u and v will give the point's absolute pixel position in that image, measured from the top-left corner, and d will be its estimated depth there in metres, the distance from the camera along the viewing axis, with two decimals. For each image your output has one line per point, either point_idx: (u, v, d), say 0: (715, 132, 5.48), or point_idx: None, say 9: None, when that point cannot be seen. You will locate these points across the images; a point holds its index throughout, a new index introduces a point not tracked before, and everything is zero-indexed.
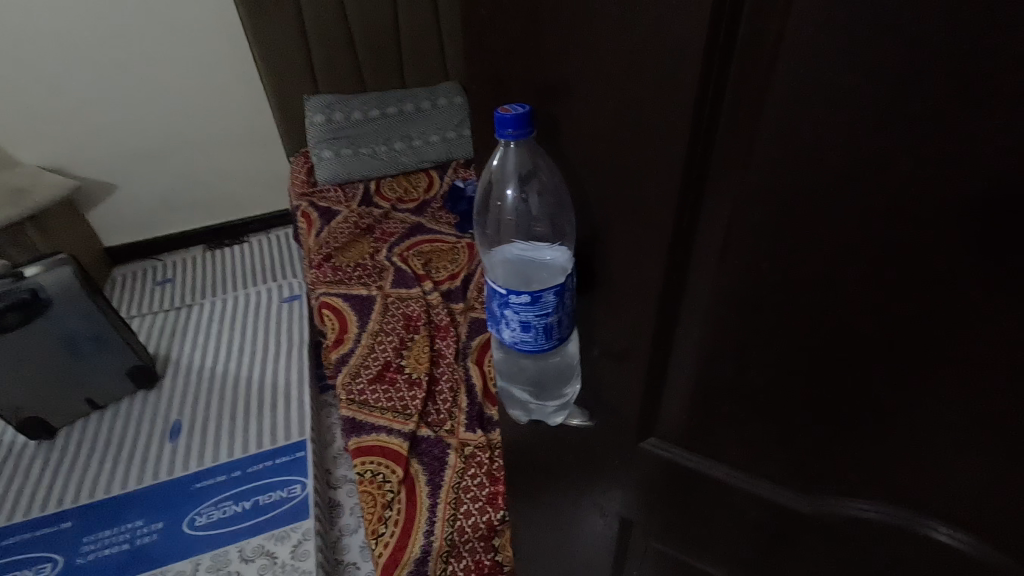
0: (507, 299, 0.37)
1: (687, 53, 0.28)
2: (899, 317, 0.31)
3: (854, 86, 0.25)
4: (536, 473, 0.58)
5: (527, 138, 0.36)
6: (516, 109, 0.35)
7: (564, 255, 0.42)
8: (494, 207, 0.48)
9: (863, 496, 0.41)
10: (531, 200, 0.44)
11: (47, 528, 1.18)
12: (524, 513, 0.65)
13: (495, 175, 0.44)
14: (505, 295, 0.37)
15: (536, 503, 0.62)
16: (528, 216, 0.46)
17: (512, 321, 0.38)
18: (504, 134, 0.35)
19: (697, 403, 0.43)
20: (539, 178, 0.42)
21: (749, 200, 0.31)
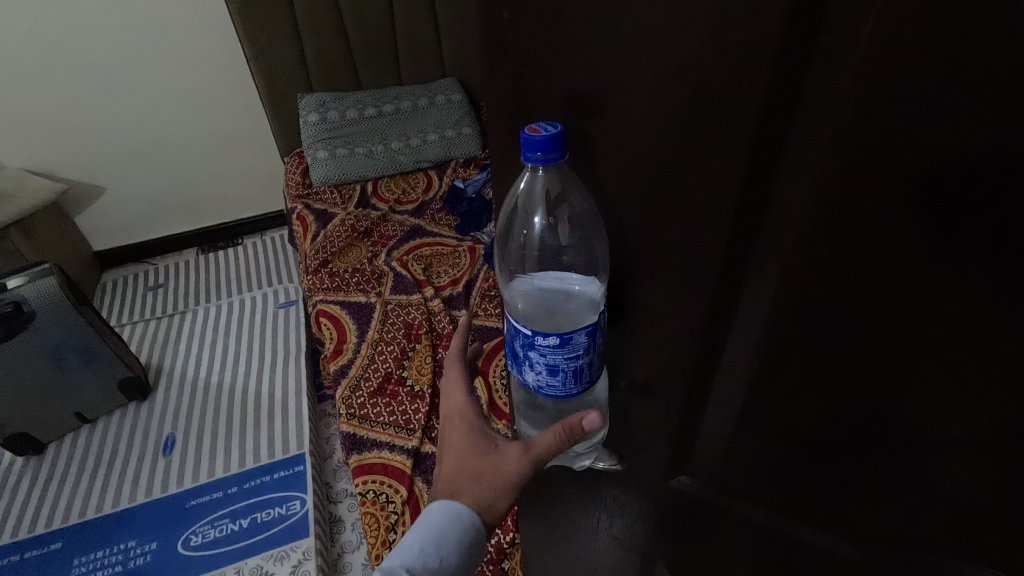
0: (533, 341, 0.36)
1: (750, 65, 0.24)
2: (986, 370, 0.27)
3: (960, 111, 0.21)
4: (553, 506, 0.55)
5: (558, 163, 0.31)
6: (547, 130, 0.30)
7: (596, 291, 0.39)
8: (518, 235, 0.44)
9: (919, 548, 0.37)
10: (560, 228, 0.41)
11: (37, 550, 1.14)
12: (536, 544, 0.61)
13: (521, 200, 0.41)
14: (530, 336, 0.36)
15: (550, 535, 0.58)
16: (556, 245, 0.43)
17: (538, 363, 0.37)
18: (531, 157, 0.31)
19: (735, 443, 0.39)
20: (570, 203, 0.38)
21: (813, 236, 0.27)
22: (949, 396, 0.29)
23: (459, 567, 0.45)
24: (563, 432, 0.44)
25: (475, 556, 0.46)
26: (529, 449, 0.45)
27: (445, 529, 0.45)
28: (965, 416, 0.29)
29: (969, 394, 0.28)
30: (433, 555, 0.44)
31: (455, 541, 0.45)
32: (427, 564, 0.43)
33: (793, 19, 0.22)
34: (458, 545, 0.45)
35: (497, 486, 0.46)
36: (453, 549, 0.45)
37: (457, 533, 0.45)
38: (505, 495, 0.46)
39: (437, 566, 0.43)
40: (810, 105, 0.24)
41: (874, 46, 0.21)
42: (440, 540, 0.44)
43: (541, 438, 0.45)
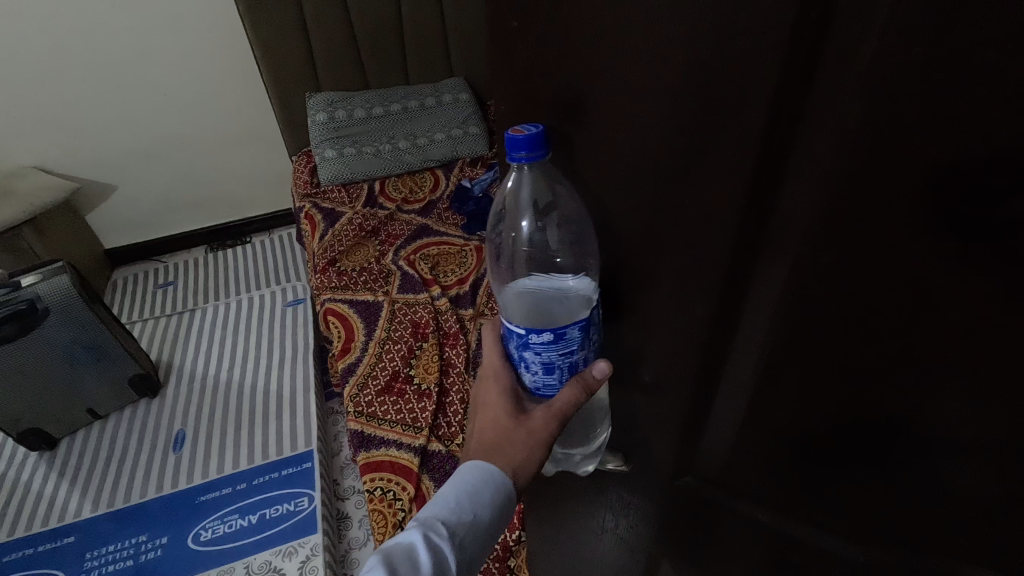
0: (527, 340, 0.38)
1: (757, 72, 0.24)
2: (992, 375, 0.27)
3: (966, 116, 0.21)
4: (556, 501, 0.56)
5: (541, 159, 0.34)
6: (529, 130, 0.33)
7: (585, 287, 0.40)
8: (507, 237, 0.46)
9: (927, 553, 0.37)
10: (547, 232, 0.42)
11: (49, 543, 1.16)
12: (540, 539, 0.62)
13: (509, 204, 0.43)
14: (524, 335, 0.38)
15: (553, 532, 0.59)
16: (545, 247, 0.44)
17: (536, 362, 0.39)
18: (514, 155, 0.33)
19: (740, 445, 0.39)
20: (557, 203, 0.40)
21: (820, 240, 0.27)
22: (954, 401, 0.29)
23: (493, 522, 0.45)
24: (582, 388, 0.40)
25: (510, 511, 0.47)
26: (554, 409, 0.42)
27: (480, 486, 0.45)
28: (970, 419, 0.29)
29: (973, 399, 0.28)
30: (468, 510, 0.44)
31: (488, 497, 0.45)
32: (462, 518, 0.44)
33: (798, 30, 0.23)
34: (493, 502, 0.45)
35: (527, 445, 0.45)
36: (488, 505, 0.45)
37: (491, 491, 0.45)
38: (535, 452, 0.46)
39: (471, 520, 0.44)
40: (815, 112, 0.24)
41: (879, 54, 0.21)
42: (474, 497, 0.45)
43: (562, 398, 0.41)
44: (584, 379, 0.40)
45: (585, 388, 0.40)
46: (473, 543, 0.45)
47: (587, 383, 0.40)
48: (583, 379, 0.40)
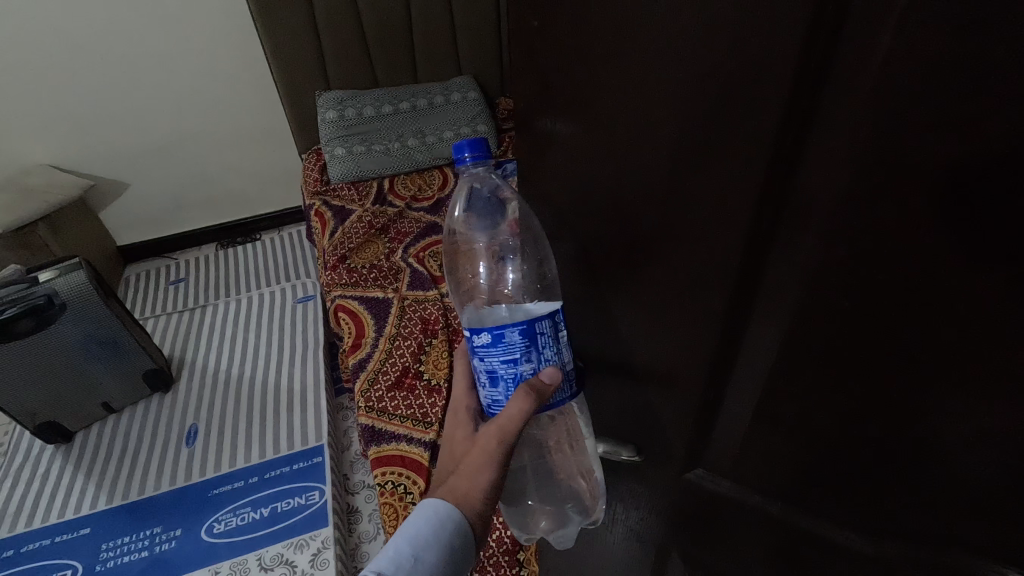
0: (474, 347, 0.42)
1: (773, 72, 0.25)
2: (1003, 368, 0.28)
3: (977, 113, 0.21)
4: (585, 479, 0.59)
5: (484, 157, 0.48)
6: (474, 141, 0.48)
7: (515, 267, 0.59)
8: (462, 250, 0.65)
9: (936, 545, 0.38)
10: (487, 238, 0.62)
11: (66, 534, 1.19)
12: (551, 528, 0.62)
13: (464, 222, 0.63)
14: (472, 342, 0.42)
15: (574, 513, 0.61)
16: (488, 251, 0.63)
17: (482, 369, 0.43)
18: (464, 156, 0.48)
19: (751, 438, 0.40)
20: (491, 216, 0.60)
21: (830, 235, 0.28)
22: (964, 394, 0.30)
23: (439, 563, 0.45)
24: (527, 399, 0.42)
25: (463, 547, 0.47)
26: (502, 425, 0.44)
27: (422, 528, 0.46)
28: (979, 411, 0.30)
29: (982, 391, 0.29)
30: (409, 554, 0.44)
31: (433, 537, 0.46)
32: (404, 564, 0.44)
33: (815, 30, 0.23)
34: (435, 541, 0.45)
35: (482, 464, 0.47)
36: (430, 545, 0.45)
37: (434, 531, 0.46)
38: (492, 471, 0.48)
39: (413, 563, 0.44)
40: (830, 111, 0.25)
41: (893, 51, 0.22)
42: (416, 538, 0.45)
43: (508, 411, 0.43)
44: (528, 388, 0.41)
45: (530, 399, 0.42)
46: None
47: (532, 393, 0.41)
48: (526, 388, 0.41)
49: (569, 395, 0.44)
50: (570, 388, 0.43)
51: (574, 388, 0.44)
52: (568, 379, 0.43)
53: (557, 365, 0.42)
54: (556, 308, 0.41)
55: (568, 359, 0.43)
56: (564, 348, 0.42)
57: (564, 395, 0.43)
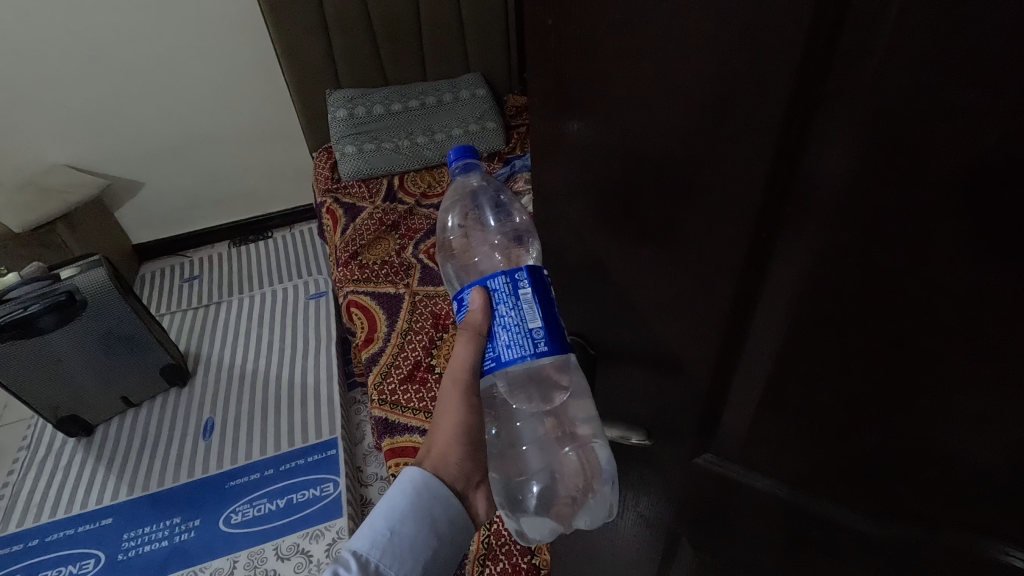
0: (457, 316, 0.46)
1: (778, 67, 0.26)
2: (1001, 349, 0.29)
3: (972, 102, 0.23)
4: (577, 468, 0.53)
5: (469, 151, 0.53)
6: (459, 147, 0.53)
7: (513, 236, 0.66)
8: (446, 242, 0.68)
9: (939, 525, 0.39)
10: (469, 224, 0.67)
11: (89, 524, 1.23)
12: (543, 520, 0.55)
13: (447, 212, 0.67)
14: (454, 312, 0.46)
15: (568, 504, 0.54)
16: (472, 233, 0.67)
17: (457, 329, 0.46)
18: (456, 158, 0.53)
19: (758, 423, 0.41)
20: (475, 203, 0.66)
21: (835, 224, 0.29)
22: (964, 377, 0.31)
23: (415, 534, 0.48)
24: (468, 334, 0.44)
25: (442, 512, 0.49)
26: (459, 362, 0.48)
27: (397, 501, 0.49)
28: (981, 393, 0.31)
29: (982, 373, 0.30)
30: (383, 528, 0.47)
31: (407, 509, 0.48)
32: (379, 539, 0.47)
33: (818, 27, 0.24)
34: (412, 514, 0.48)
35: (451, 406, 0.51)
36: (405, 518, 0.48)
37: (409, 503, 0.49)
38: (461, 413, 0.52)
39: (388, 537, 0.47)
40: (832, 103, 0.26)
41: (894, 43, 0.23)
42: (391, 513, 0.48)
43: (460, 347, 0.47)
44: (467, 324, 0.43)
45: (475, 335, 0.44)
46: (394, 562, 0.47)
47: (471, 328, 0.43)
48: (464, 323, 0.43)
49: (528, 353, 0.40)
50: (529, 343, 0.40)
51: (537, 347, 0.40)
52: (528, 335, 0.40)
53: (514, 317, 0.41)
54: (525, 267, 0.42)
55: (534, 317, 0.41)
56: (529, 306, 0.41)
57: (519, 351, 0.40)
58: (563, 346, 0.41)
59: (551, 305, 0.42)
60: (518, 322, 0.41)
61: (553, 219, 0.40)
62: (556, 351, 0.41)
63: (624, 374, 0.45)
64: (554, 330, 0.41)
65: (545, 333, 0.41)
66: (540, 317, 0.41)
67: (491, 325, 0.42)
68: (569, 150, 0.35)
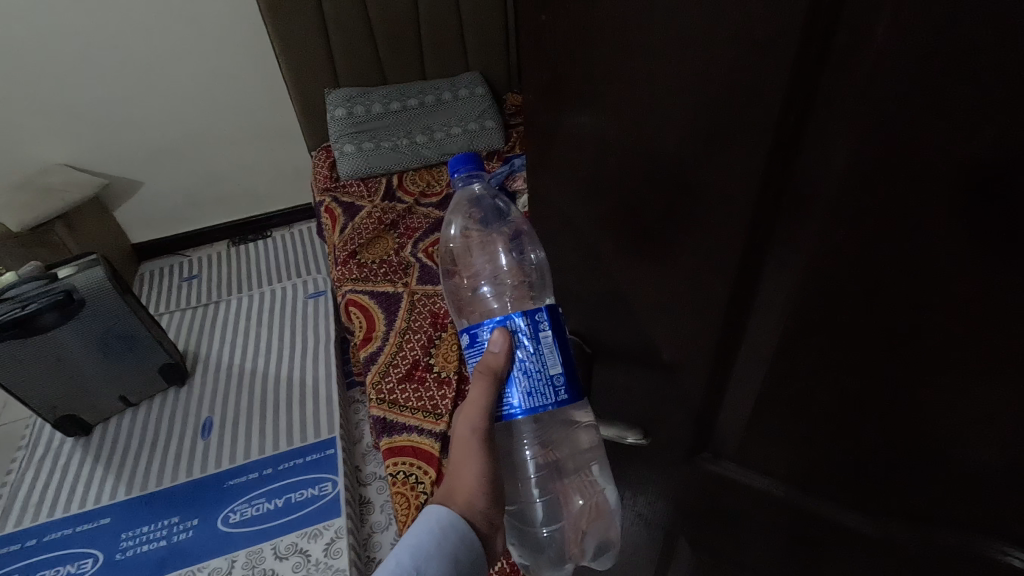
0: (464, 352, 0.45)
1: (774, 62, 0.25)
2: (999, 346, 0.28)
3: (970, 96, 0.22)
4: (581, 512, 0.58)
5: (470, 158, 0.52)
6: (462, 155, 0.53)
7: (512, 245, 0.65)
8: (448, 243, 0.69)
9: (938, 524, 0.38)
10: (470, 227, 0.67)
11: (87, 524, 1.23)
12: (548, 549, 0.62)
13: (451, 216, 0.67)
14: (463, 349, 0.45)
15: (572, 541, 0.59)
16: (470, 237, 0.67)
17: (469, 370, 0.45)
18: (457, 167, 0.52)
19: (755, 422, 0.41)
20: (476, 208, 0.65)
21: (830, 222, 0.29)
22: (961, 373, 0.30)
23: (442, 574, 0.45)
24: (486, 376, 0.43)
25: (468, 556, 0.47)
26: (476, 404, 0.46)
27: (423, 539, 0.46)
28: (978, 392, 0.30)
29: (981, 370, 0.30)
30: (410, 567, 0.44)
31: (437, 551, 0.46)
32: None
33: (815, 20, 0.24)
34: (437, 552, 0.46)
35: (469, 452, 0.49)
36: (433, 557, 0.46)
37: (435, 542, 0.46)
38: (481, 458, 0.49)
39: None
40: (828, 99, 0.26)
41: (890, 40, 0.23)
42: (417, 550, 0.45)
43: (477, 388, 0.45)
44: (485, 366, 0.43)
45: (492, 378, 0.43)
46: None
47: (490, 372, 0.43)
48: (483, 365, 0.43)
49: (550, 401, 0.42)
50: (551, 393, 0.42)
51: (558, 395, 0.42)
52: (549, 382, 0.42)
53: (535, 363, 0.42)
54: (543, 307, 0.42)
55: (554, 363, 0.42)
56: (549, 351, 0.42)
57: (541, 399, 0.42)
58: (579, 392, 0.43)
59: (566, 348, 0.43)
60: (539, 369, 0.42)
61: (550, 218, 0.40)
62: (573, 397, 0.43)
63: (622, 372, 0.44)
64: (571, 375, 0.43)
65: (564, 380, 0.42)
66: (560, 362, 0.42)
67: (511, 370, 0.42)
68: (565, 149, 0.35)
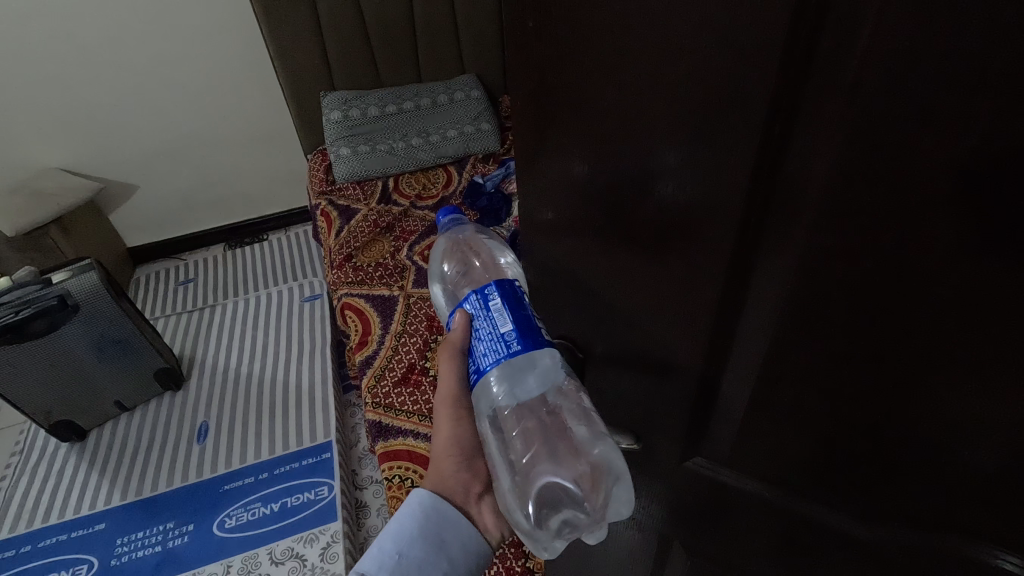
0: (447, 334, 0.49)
1: (757, 67, 0.25)
2: (985, 349, 0.28)
3: (953, 101, 0.22)
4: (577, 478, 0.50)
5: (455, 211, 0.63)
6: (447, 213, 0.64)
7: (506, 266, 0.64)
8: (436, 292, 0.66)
9: (927, 526, 0.38)
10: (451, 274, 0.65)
11: (82, 530, 1.23)
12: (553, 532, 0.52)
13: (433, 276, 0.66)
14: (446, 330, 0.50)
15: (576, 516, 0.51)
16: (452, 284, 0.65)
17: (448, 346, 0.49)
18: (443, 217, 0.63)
19: (745, 427, 0.41)
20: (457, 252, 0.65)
21: (816, 228, 0.29)
22: (947, 376, 0.30)
23: (422, 555, 0.49)
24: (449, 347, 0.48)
25: (451, 536, 0.51)
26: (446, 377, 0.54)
27: (406, 523, 0.50)
28: (968, 394, 0.30)
29: (965, 373, 0.30)
30: (393, 551, 0.49)
31: (414, 528, 0.50)
32: (388, 562, 0.48)
33: (798, 26, 0.24)
34: (419, 537, 0.50)
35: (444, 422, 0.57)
36: (413, 542, 0.49)
37: (417, 525, 0.50)
38: (453, 426, 0.57)
39: (395, 559, 0.48)
40: (812, 105, 0.26)
41: (873, 44, 0.22)
42: (399, 536, 0.49)
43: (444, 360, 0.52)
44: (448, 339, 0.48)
45: (456, 350, 0.48)
46: None
47: (450, 342, 0.48)
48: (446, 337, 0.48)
49: (503, 355, 0.41)
50: (501, 347, 0.41)
51: (510, 348, 0.41)
52: (500, 339, 0.41)
53: (488, 327, 0.42)
54: (494, 281, 0.43)
55: (505, 321, 0.41)
56: (500, 312, 0.42)
57: (494, 356, 0.41)
58: (537, 342, 0.41)
59: (523, 307, 0.42)
60: (492, 331, 0.42)
61: (540, 224, 0.40)
62: (531, 349, 0.41)
63: (613, 375, 0.44)
64: (527, 329, 0.41)
65: (518, 333, 0.41)
66: (511, 319, 0.41)
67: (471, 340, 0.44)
68: (553, 154, 0.35)
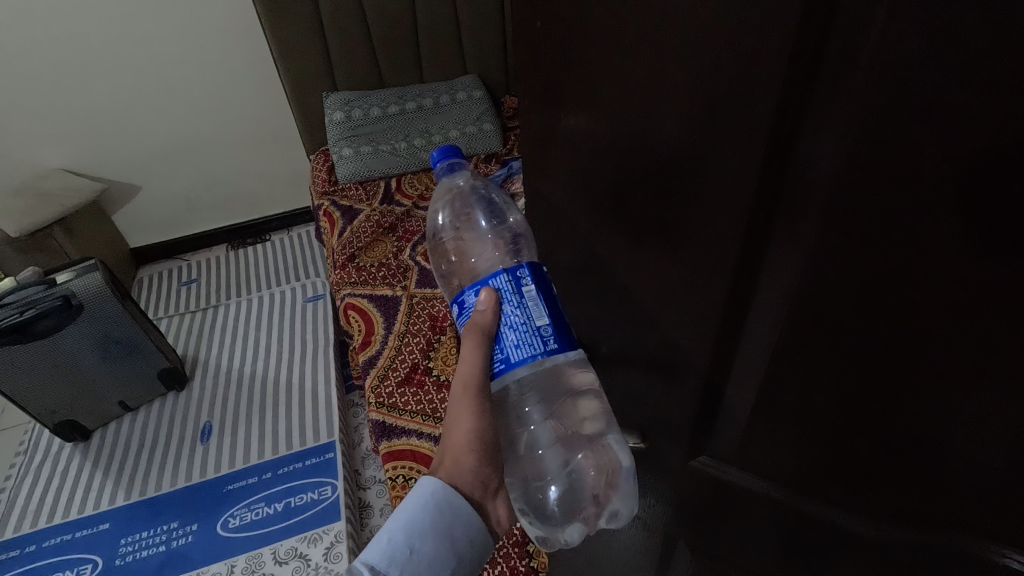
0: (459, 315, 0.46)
1: (767, 65, 0.25)
2: (994, 348, 0.28)
3: (963, 100, 0.22)
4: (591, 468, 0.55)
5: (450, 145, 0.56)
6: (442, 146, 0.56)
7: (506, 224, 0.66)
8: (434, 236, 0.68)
9: (934, 525, 0.38)
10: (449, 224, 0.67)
11: (86, 530, 1.23)
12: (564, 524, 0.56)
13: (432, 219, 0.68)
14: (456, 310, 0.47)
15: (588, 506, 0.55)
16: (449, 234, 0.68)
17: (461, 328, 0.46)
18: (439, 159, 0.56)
19: (752, 426, 0.41)
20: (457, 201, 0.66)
21: (825, 226, 0.29)
22: (956, 376, 0.30)
23: (435, 550, 0.48)
24: (475, 333, 0.45)
25: (463, 533, 0.50)
26: (467, 364, 0.49)
27: (417, 516, 0.49)
28: (978, 394, 0.30)
29: (975, 373, 0.30)
30: (404, 544, 0.47)
31: (428, 524, 0.49)
32: (399, 557, 0.47)
33: (808, 26, 0.24)
34: (432, 531, 0.49)
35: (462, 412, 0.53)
36: (426, 536, 0.48)
37: (430, 517, 0.49)
38: (471, 418, 0.54)
39: (407, 554, 0.47)
40: (821, 103, 0.26)
41: (884, 42, 0.22)
42: (411, 529, 0.48)
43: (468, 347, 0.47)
44: (474, 324, 0.44)
45: (482, 335, 0.45)
46: None
47: (478, 327, 0.44)
48: (471, 323, 0.45)
49: (539, 351, 0.42)
50: (539, 341, 0.42)
51: (546, 344, 0.42)
52: (536, 333, 0.42)
53: (520, 316, 0.43)
54: (526, 264, 0.44)
55: (541, 314, 0.43)
56: (535, 303, 0.43)
57: (529, 349, 0.42)
58: (571, 341, 0.43)
59: (554, 301, 0.44)
60: (525, 321, 0.43)
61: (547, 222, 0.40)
62: (564, 347, 0.42)
63: (619, 374, 0.45)
64: (561, 326, 0.43)
65: (553, 331, 0.42)
66: (547, 314, 0.43)
67: (499, 327, 0.44)
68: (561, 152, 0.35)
